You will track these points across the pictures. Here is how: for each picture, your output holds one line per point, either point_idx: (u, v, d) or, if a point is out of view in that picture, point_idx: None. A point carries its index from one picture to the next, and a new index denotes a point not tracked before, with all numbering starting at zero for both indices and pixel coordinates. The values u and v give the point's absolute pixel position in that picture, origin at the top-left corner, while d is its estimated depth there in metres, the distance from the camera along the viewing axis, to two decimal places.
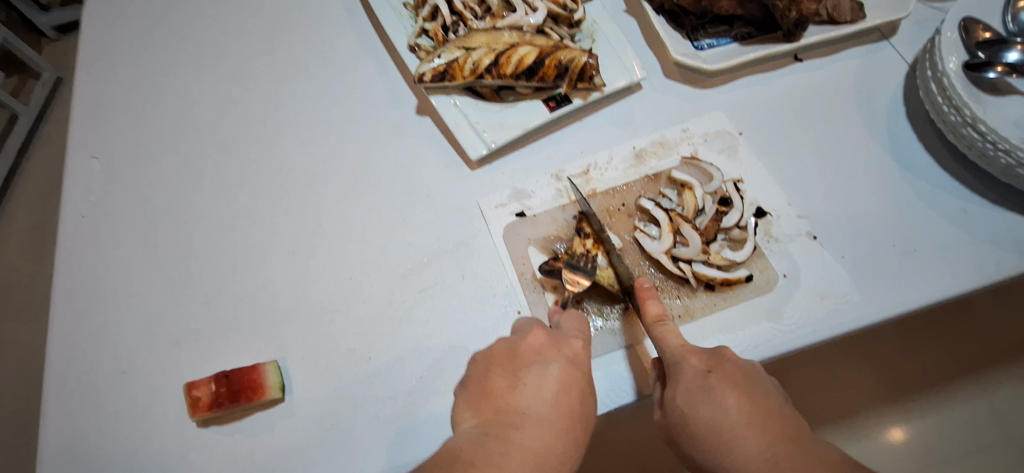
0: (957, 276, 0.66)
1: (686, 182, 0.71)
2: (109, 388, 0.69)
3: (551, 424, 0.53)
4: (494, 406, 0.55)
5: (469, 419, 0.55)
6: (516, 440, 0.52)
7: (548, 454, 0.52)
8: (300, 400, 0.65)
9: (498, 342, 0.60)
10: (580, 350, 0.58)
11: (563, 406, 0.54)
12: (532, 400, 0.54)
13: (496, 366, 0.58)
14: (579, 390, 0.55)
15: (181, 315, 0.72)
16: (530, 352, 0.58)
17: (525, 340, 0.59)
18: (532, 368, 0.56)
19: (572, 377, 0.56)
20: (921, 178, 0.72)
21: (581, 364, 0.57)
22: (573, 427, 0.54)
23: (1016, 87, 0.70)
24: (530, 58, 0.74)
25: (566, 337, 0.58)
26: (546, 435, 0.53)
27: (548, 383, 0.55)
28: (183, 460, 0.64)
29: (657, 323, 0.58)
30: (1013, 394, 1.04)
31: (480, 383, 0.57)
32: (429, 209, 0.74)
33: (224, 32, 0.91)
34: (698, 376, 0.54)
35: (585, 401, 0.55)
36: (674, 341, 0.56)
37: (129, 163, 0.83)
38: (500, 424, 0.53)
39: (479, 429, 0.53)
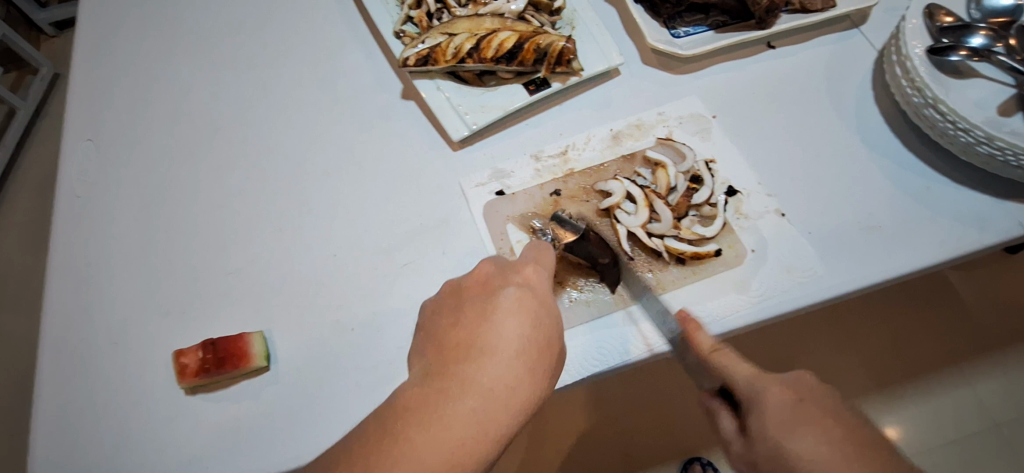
0: (918, 251, 0.68)
1: (659, 161, 0.74)
2: (102, 358, 0.71)
3: (503, 352, 0.53)
4: (447, 342, 0.55)
5: (421, 365, 0.56)
6: (464, 377, 0.52)
7: (498, 385, 0.52)
8: (285, 369, 0.67)
9: (447, 286, 0.61)
10: (532, 275, 0.58)
11: (517, 334, 0.54)
12: (481, 331, 0.54)
13: (444, 307, 0.59)
14: (530, 315, 0.55)
15: (172, 289, 0.74)
16: (478, 286, 0.59)
17: (472, 276, 0.60)
18: (478, 299, 0.57)
19: (524, 298, 0.56)
20: (886, 159, 0.75)
21: (531, 289, 0.57)
22: (530, 352, 0.53)
23: (976, 70, 0.73)
24: (510, 42, 0.77)
25: (517, 267, 0.59)
26: (498, 367, 0.52)
27: (495, 310, 0.55)
28: (172, 426, 0.66)
29: (714, 354, 0.55)
30: (986, 378, 1.07)
31: (431, 328, 0.58)
32: (413, 188, 0.77)
33: (215, 20, 0.94)
34: (790, 408, 0.49)
35: (540, 323, 0.55)
36: (697, 334, 0.56)
37: (123, 145, 0.86)
38: (451, 359, 0.54)
39: (425, 374, 0.54)
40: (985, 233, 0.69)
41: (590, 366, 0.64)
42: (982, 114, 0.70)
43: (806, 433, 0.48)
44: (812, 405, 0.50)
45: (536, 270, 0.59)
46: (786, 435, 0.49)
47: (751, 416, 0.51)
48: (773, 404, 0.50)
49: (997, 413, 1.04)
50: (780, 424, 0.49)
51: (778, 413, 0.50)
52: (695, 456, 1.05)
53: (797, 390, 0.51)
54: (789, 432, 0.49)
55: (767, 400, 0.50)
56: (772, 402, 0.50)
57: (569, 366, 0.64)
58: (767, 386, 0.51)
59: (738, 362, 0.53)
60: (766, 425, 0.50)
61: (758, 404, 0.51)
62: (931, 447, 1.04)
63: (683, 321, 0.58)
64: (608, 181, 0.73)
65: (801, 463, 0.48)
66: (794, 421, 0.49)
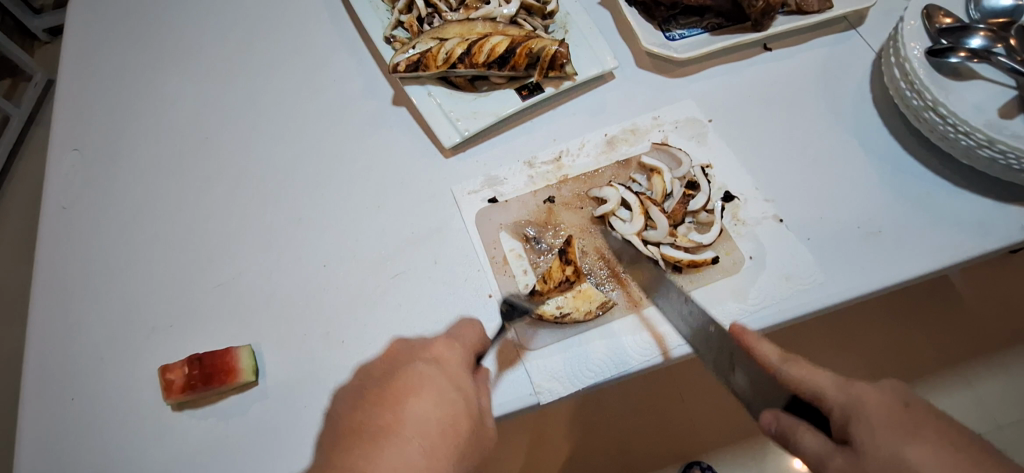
0: (920, 257, 0.67)
1: (655, 167, 0.72)
2: (87, 374, 0.69)
3: (405, 437, 0.49)
4: (350, 429, 0.50)
5: (319, 459, 0.50)
6: (362, 467, 0.47)
7: (401, 471, 0.47)
8: (274, 384, 0.66)
9: (356, 372, 0.57)
10: (444, 352, 0.55)
11: (424, 417, 0.50)
12: (384, 417, 0.50)
13: (351, 392, 0.55)
14: (438, 393, 0.51)
15: (159, 303, 0.73)
16: (385, 367, 0.56)
17: (381, 357, 0.57)
18: (383, 381, 0.53)
19: (433, 374, 0.53)
20: (886, 163, 0.74)
21: (443, 366, 0.54)
22: (437, 433, 0.50)
23: (976, 71, 0.72)
24: (502, 47, 0.76)
25: (427, 343, 0.56)
26: (400, 451, 0.48)
27: (401, 392, 0.51)
28: (159, 443, 0.65)
29: (787, 363, 0.49)
30: (991, 381, 1.05)
31: (333, 416, 0.53)
32: (405, 196, 0.76)
33: (204, 27, 0.92)
34: (897, 411, 0.44)
35: (448, 402, 0.51)
36: (758, 344, 0.51)
37: (111, 155, 0.84)
38: (350, 447, 0.49)
39: (321, 467, 0.48)
40: (987, 237, 0.68)
41: (587, 377, 0.62)
42: (982, 116, 0.69)
43: (921, 441, 0.42)
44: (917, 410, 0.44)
45: (449, 345, 0.56)
46: (901, 442, 0.42)
47: (855, 427, 0.44)
48: (877, 411, 0.44)
49: (997, 411, 1.02)
50: (893, 429, 0.43)
51: (886, 420, 0.43)
52: (694, 461, 1.03)
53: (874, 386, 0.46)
54: (905, 436, 0.42)
55: (870, 405, 0.44)
56: (876, 407, 0.44)
57: (565, 378, 0.62)
58: (864, 391, 0.45)
59: (818, 371, 0.48)
60: (877, 433, 0.43)
61: (860, 414, 0.44)
62: None
63: (739, 333, 0.52)
64: (603, 188, 0.71)
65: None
66: (903, 429, 0.43)
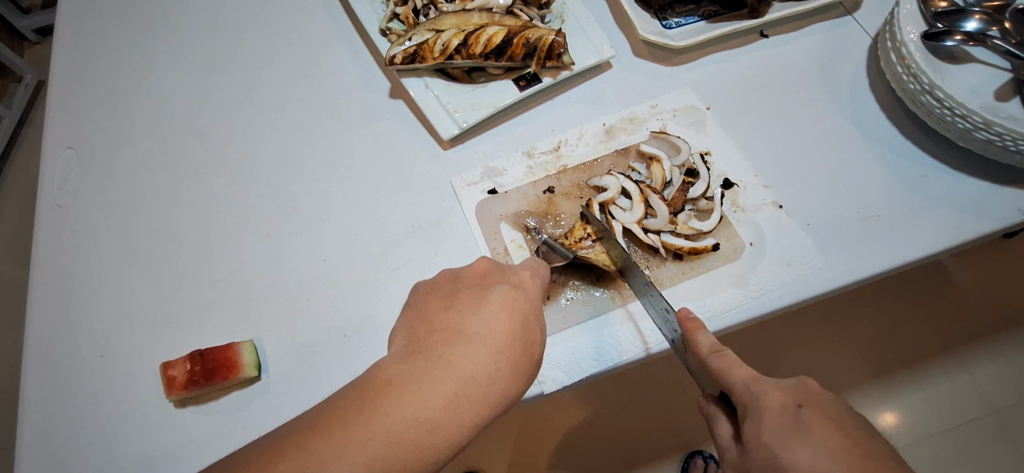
0: (917, 240, 0.67)
1: (654, 155, 0.73)
2: (88, 372, 0.69)
3: (486, 344, 0.52)
4: (433, 325, 0.54)
5: (401, 343, 0.54)
6: (445, 359, 0.51)
7: (479, 372, 0.51)
8: (276, 378, 0.66)
9: (441, 272, 0.60)
10: (529, 280, 0.58)
11: (501, 332, 0.53)
12: (470, 320, 0.53)
13: (437, 290, 0.58)
14: (519, 315, 0.54)
15: (159, 300, 0.72)
16: (475, 278, 0.58)
17: (470, 268, 0.59)
18: (473, 290, 0.56)
19: (515, 298, 0.55)
20: (883, 147, 0.74)
21: (525, 292, 0.56)
22: (513, 349, 0.53)
23: (972, 55, 0.72)
24: (499, 37, 0.75)
25: (513, 268, 0.59)
26: (482, 356, 0.51)
27: (486, 304, 0.54)
28: (161, 440, 0.65)
29: (715, 354, 0.52)
30: (987, 365, 1.06)
31: (420, 309, 0.56)
32: (403, 189, 0.75)
33: (197, 21, 0.91)
34: (787, 412, 0.48)
35: (526, 326, 0.54)
36: (697, 333, 0.54)
37: (105, 152, 0.83)
38: (432, 342, 0.52)
39: (410, 350, 0.52)
40: (984, 219, 0.68)
41: (589, 367, 0.62)
42: (977, 99, 0.70)
43: (803, 443, 0.47)
44: (813, 413, 0.48)
45: (533, 276, 0.58)
46: (783, 445, 0.47)
47: (747, 421, 0.50)
48: (769, 410, 0.48)
49: (994, 396, 1.04)
50: (777, 433, 0.47)
51: (775, 420, 0.48)
52: (696, 450, 1.04)
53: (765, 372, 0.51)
54: (785, 439, 0.47)
55: (764, 405, 0.49)
56: (768, 407, 0.49)
57: (567, 367, 0.63)
58: (765, 389, 0.49)
59: (738, 362, 0.51)
60: (762, 433, 0.48)
61: (754, 410, 0.49)
62: (930, 433, 1.04)
63: (684, 320, 0.55)
64: (603, 176, 0.72)
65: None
66: (791, 429, 0.47)
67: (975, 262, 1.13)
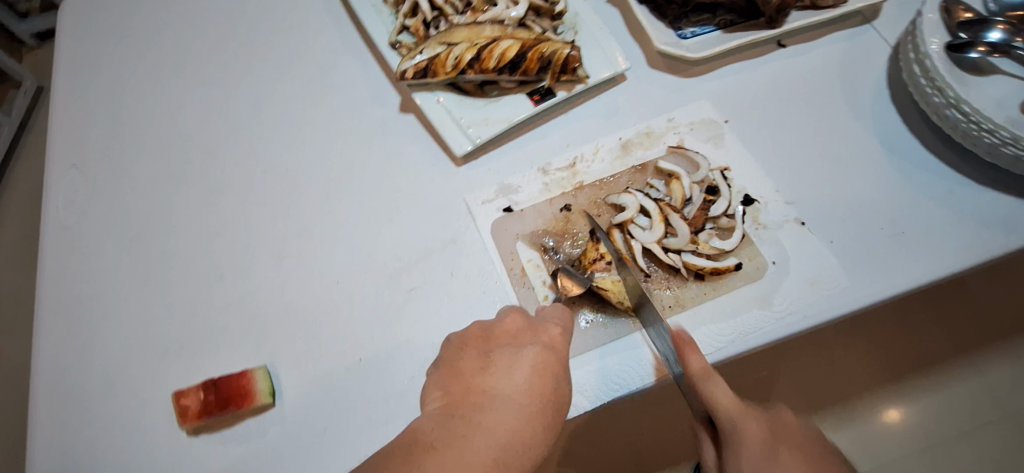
0: (943, 257, 0.66)
1: (673, 172, 0.71)
2: (98, 399, 0.68)
3: (520, 406, 0.53)
4: (466, 386, 0.55)
5: (435, 400, 0.54)
6: (482, 422, 0.51)
7: (515, 435, 0.51)
8: (292, 405, 0.64)
9: (473, 325, 0.61)
10: (559, 338, 0.58)
11: (533, 394, 0.54)
12: (504, 382, 0.54)
13: (471, 346, 0.58)
14: (549, 377, 0.55)
15: (169, 323, 0.71)
16: (507, 336, 0.59)
17: (501, 324, 0.59)
18: (507, 349, 0.57)
19: (546, 358, 0.56)
20: (906, 161, 0.72)
21: (555, 351, 0.57)
22: (543, 412, 0.54)
23: (997, 66, 0.71)
24: (513, 51, 0.74)
25: (543, 325, 0.59)
26: (517, 419, 0.52)
27: (519, 365, 0.55)
28: (176, 469, 0.63)
29: (659, 321, 0.57)
30: (1005, 372, 1.04)
31: (454, 366, 0.57)
32: (416, 207, 0.74)
33: (202, 34, 0.90)
34: (706, 373, 0.54)
35: (557, 388, 0.55)
36: (653, 304, 0.58)
37: (111, 170, 0.82)
38: (467, 404, 0.53)
39: (447, 411, 0.52)
40: (1011, 235, 0.67)
41: (610, 393, 0.61)
42: (1004, 113, 0.68)
43: (713, 396, 0.55)
44: (725, 372, 0.55)
45: (563, 332, 0.59)
46: (698, 398, 0.55)
47: (674, 380, 0.56)
48: (691, 372, 0.54)
49: (1009, 400, 1.03)
50: (757, 461, 0.53)
51: (696, 381, 0.55)
52: None
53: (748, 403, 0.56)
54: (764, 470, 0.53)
55: (689, 369, 0.54)
56: (694, 371, 0.54)
57: (588, 392, 0.62)
58: (690, 355, 0.55)
59: (675, 333, 0.56)
60: (683, 391, 0.55)
61: (681, 372, 0.55)
62: (943, 438, 1.03)
63: (651, 299, 0.58)
64: (622, 194, 0.70)
65: (703, 419, 0.55)
66: (705, 388, 0.54)
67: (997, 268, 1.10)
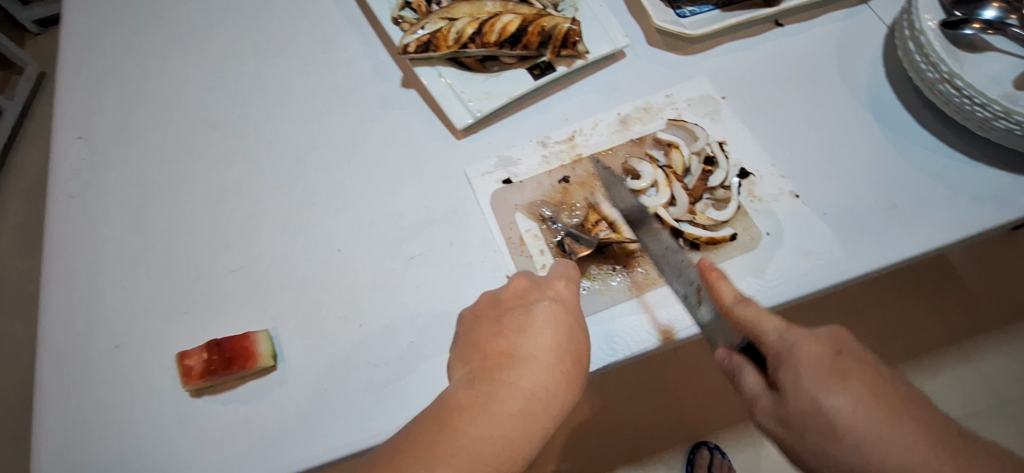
0: (935, 229, 0.67)
1: (672, 142, 0.73)
2: (103, 363, 0.69)
3: (539, 362, 0.54)
4: (483, 353, 0.56)
5: (462, 371, 0.56)
6: (505, 382, 0.53)
7: (541, 391, 0.53)
8: (293, 368, 0.66)
9: (483, 297, 0.61)
10: (565, 290, 0.59)
11: (551, 348, 0.54)
12: (520, 342, 0.55)
13: (483, 317, 0.59)
14: (560, 330, 0.55)
15: (175, 291, 0.72)
16: (515, 299, 0.59)
17: (508, 289, 0.60)
18: (517, 312, 0.57)
19: (556, 312, 0.56)
20: (900, 137, 0.73)
21: (563, 303, 0.57)
22: (562, 363, 0.54)
23: (990, 44, 0.72)
24: (514, 26, 0.75)
25: (548, 282, 0.59)
26: (540, 375, 0.53)
27: (531, 323, 0.56)
28: (179, 429, 0.65)
29: (740, 305, 0.53)
30: (999, 356, 1.05)
31: (470, 338, 0.58)
32: (418, 179, 0.75)
33: (206, 11, 0.91)
34: (824, 359, 0.48)
35: (571, 337, 0.55)
36: (720, 284, 0.55)
37: (116, 142, 0.83)
38: (488, 367, 0.54)
39: (472, 378, 0.54)
40: (1003, 208, 0.68)
41: (603, 356, 0.62)
42: (997, 89, 0.69)
43: (840, 389, 0.48)
44: (846, 359, 0.49)
45: (568, 284, 0.59)
46: (823, 390, 0.48)
47: (784, 371, 0.49)
48: (810, 359, 0.48)
49: (1003, 388, 1.04)
50: (820, 380, 0.48)
51: (814, 367, 0.48)
52: (703, 441, 1.04)
53: (835, 346, 0.50)
54: (826, 386, 0.48)
55: (802, 357, 0.49)
56: (807, 358, 0.48)
57: None
58: (802, 339, 0.49)
59: (767, 314, 0.52)
60: (801, 382, 0.48)
61: (791, 359, 0.49)
62: None
63: (706, 269, 0.56)
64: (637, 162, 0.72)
65: (837, 416, 0.47)
66: (831, 375, 0.48)
67: (993, 253, 1.11)
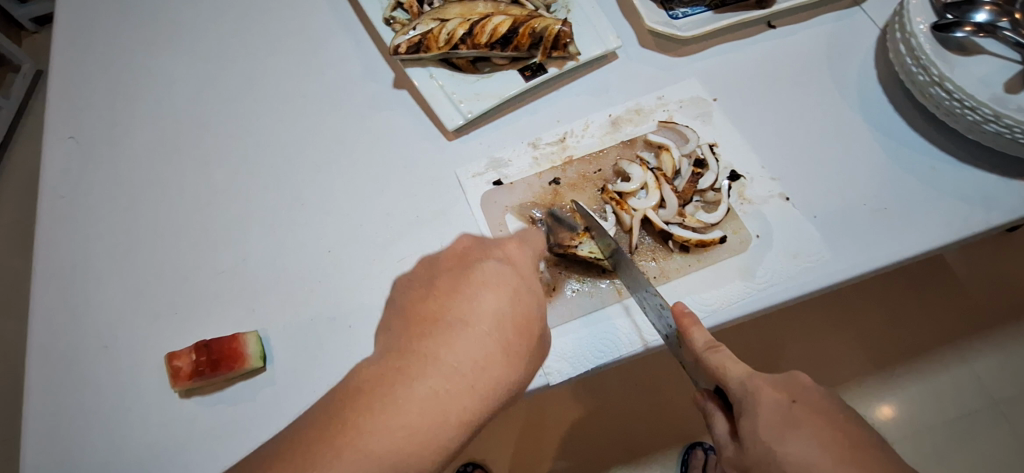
0: (924, 232, 0.67)
1: (662, 144, 0.72)
2: (92, 363, 0.69)
3: (470, 329, 0.52)
4: (412, 317, 0.54)
5: (388, 336, 0.54)
6: (430, 350, 0.51)
7: (467, 361, 0.50)
8: (281, 369, 0.66)
9: (422, 260, 0.59)
10: (512, 252, 0.57)
11: (483, 314, 0.52)
12: (450, 307, 0.53)
13: (418, 279, 0.57)
14: (493, 294, 0.53)
15: (163, 292, 0.72)
16: (454, 260, 0.57)
17: (447, 250, 0.58)
18: (452, 274, 0.55)
19: (494, 276, 0.54)
20: (891, 139, 0.73)
21: (505, 269, 0.55)
22: (494, 330, 0.52)
23: (982, 47, 0.71)
24: (504, 27, 0.74)
25: (493, 244, 0.57)
26: (470, 342, 0.51)
27: (467, 286, 0.54)
28: (167, 430, 0.65)
29: (710, 351, 0.53)
30: (992, 358, 1.05)
31: (400, 301, 0.56)
32: (407, 180, 0.75)
33: (198, 10, 0.90)
34: (780, 408, 0.49)
35: (512, 302, 0.53)
36: (692, 329, 0.55)
37: (106, 141, 0.83)
38: (415, 333, 0.52)
39: (396, 345, 0.52)
40: (992, 212, 0.68)
41: (593, 359, 0.62)
42: (987, 92, 0.69)
43: (797, 438, 0.48)
44: (804, 407, 0.49)
45: (518, 246, 0.58)
46: (778, 441, 0.48)
47: (744, 419, 0.50)
48: (765, 406, 0.49)
49: (996, 390, 1.04)
50: (773, 430, 0.48)
51: (770, 416, 0.49)
52: (696, 441, 1.04)
53: (794, 394, 0.50)
54: (782, 435, 0.48)
55: (759, 404, 0.49)
56: (764, 406, 0.49)
57: (571, 358, 0.63)
58: (760, 386, 0.50)
59: (734, 360, 0.52)
60: (758, 430, 0.49)
61: (750, 408, 0.50)
62: (928, 426, 1.04)
63: (678, 315, 0.56)
64: (630, 165, 0.71)
65: (791, 467, 0.47)
66: (785, 423, 0.48)
67: (987, 256, 1.11)
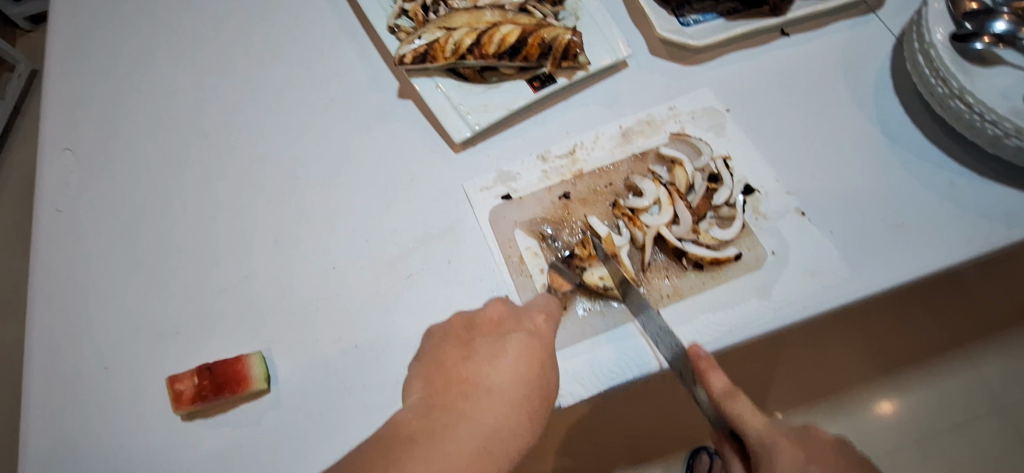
0: (942, 249, 0.66)
1: (675, 158, 0.71)
2: (91, 385, 0.67)
3: (503, 395, 0.53)
4: (448, 377, 0.55)
5: (419, 391, 0.55)
6: (465, 411, 0.52)
7: (499, 426, 0.52)
8: (285, 391, 0.64)
9: (456, 316, 0.60)
10: (543, 326, 0.57)
11: (517, 383, 0.54)
12: (485, 373, 0.54)
13: (453, 338, 0.58)
14: (529, 366, 0.54)
15: (164, 309, 0.70)
16: (489, 325, 0.58)
17: (484, 313, 0.59)
18: (489, 338, 0.56)
19: (530, 346, 0.55)
20: (908, 152, 0.72)
21: (540, 337, 0.56)
22: (525, 402, 0.53)
23: (1003, 57, 0.69)
24: (513, 37, 0.73)
25: (527, 312, 0.58)
26: (500, 409, 0.52)
27: (504, 353, 0.55)
28: (168, 454, 0.63)
29: None
30: (1003, 366, 1.04)
31: (435, 356, 0.57)
32: (413, 195, 0.73)
33: (197, 17, 0.88)
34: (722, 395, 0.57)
35: (543, 375, 0.54)
36: None
37: (104, 153, 0.81)
38: (452, 393, 0.53)
39: (428, 403, 0.53)
40: (1012, 227, 0.66)
41: (609, 380, 0.61)
42: (1007, 105, 0.67)
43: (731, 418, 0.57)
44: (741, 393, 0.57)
45: (547, 320, 0.57)
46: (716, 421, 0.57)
47: None
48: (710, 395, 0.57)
49: (1005, 396, 1.03)
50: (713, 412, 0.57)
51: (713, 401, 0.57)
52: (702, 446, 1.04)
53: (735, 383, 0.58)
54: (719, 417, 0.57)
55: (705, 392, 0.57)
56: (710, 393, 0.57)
57: (587, 381, 0.61)
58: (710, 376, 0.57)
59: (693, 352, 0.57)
60: None
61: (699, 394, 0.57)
62: (932, 429, 1.03)
63: None
64: (642, 181, 0.70)
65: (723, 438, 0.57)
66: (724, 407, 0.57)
67: None
